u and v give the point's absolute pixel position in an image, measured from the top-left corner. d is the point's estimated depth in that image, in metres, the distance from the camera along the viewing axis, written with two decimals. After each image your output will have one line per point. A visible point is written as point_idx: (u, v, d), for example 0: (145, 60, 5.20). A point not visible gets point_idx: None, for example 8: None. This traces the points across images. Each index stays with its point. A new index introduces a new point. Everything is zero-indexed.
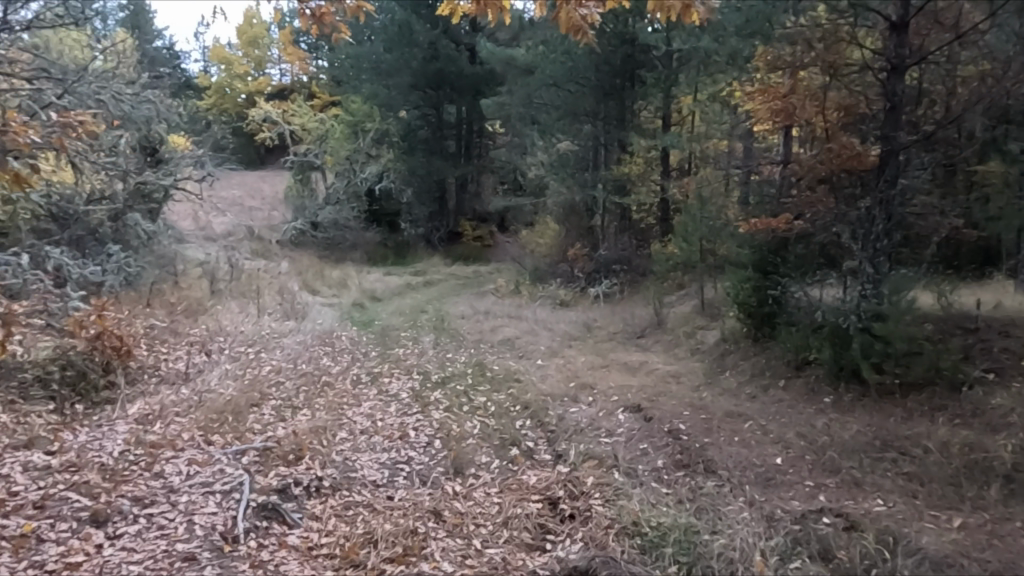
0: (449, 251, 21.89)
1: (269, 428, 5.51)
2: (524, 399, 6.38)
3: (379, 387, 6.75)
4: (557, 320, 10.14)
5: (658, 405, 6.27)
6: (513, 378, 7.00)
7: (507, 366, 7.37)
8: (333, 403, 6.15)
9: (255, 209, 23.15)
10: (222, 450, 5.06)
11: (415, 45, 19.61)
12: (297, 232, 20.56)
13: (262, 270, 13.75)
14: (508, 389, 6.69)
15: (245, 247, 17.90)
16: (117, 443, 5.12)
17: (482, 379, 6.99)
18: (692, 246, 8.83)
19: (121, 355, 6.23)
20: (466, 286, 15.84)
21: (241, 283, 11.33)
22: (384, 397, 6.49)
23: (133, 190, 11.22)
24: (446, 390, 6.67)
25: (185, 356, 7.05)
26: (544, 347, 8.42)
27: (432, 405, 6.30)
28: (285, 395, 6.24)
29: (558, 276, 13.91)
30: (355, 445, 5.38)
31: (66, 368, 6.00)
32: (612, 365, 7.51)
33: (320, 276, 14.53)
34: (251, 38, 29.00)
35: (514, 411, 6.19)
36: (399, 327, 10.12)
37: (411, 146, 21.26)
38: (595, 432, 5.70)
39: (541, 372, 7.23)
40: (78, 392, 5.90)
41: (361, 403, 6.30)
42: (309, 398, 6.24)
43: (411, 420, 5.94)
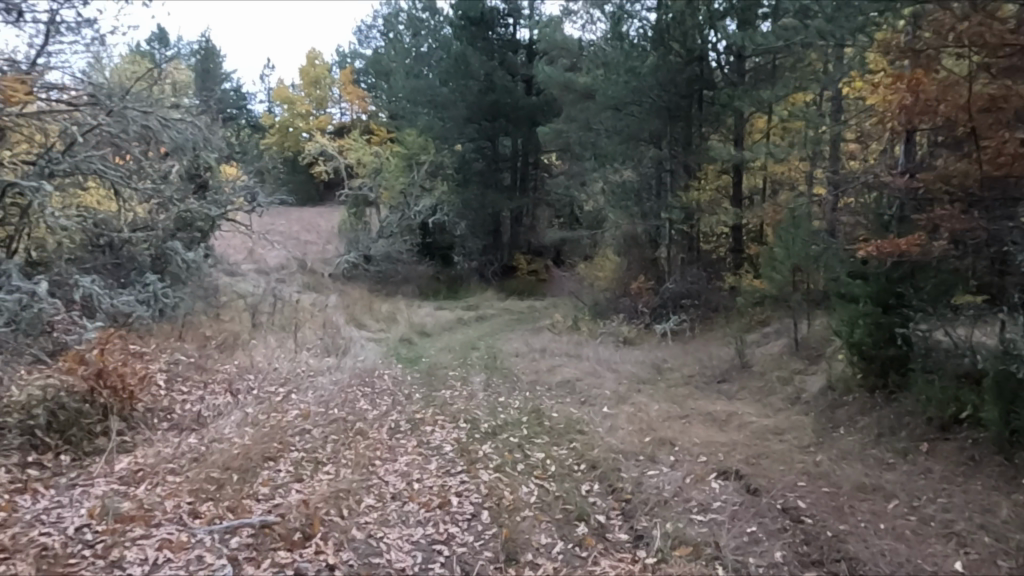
0: (504, 286, 21.12)
1: (277, 493, 4.71)
2: (590, 457, 5.39)
3: (419, 438, 5.85)
4: (623, 360, 9.11)
5: (761, 471, 5.20)
6: (576, 430, 5.97)
7: (568, 416, 6.37)
8: (363, 459, 5.28)
9: (309, 242, 23.05)
10: (206, 528, 4.19)
11: (471, 78, 19.33)
12: (350, 265, 20.18)
13: (308, 303, 13.22)
14: (573, 442, 5.70)
15: (297, 280, 17.60)
16: (78, 515, 4.30)
17: (540, 429, 6.03)
18: (783, 277, 7.67)
19: (122, 399, 5.80)
20: (520, 322, 14.98)
21: (284, 315, 10.75)
22: (425, 450, 5.60)
23: (178, 219, 10.95)
24: (498, 443, 5.73)
25: (194, 406, 6.40)
26: (610, 391, 7.43)
27: (481, 462, 5.36)
28: (306, 448, 5.44)
29: (620, 311, 12.87)
30: (383, 517, 4.46)
31: (58, 412, 5.44)
32: (691, 416, 6.44)
33: (369, 309, 13.93)
34: (313, 78, 29.36)
35: (580, 472, 5.20)
36: (449, 366, 9.29)
37: (465, 177, 20.53)
38: (684, 506, 4.68)
39: (608, 422, 6.21)
40: (68, 441, 5.34)
41: (396, 457, 5.42)
42: (337, 452, 5.41)
43: (454, 483, 5.01)
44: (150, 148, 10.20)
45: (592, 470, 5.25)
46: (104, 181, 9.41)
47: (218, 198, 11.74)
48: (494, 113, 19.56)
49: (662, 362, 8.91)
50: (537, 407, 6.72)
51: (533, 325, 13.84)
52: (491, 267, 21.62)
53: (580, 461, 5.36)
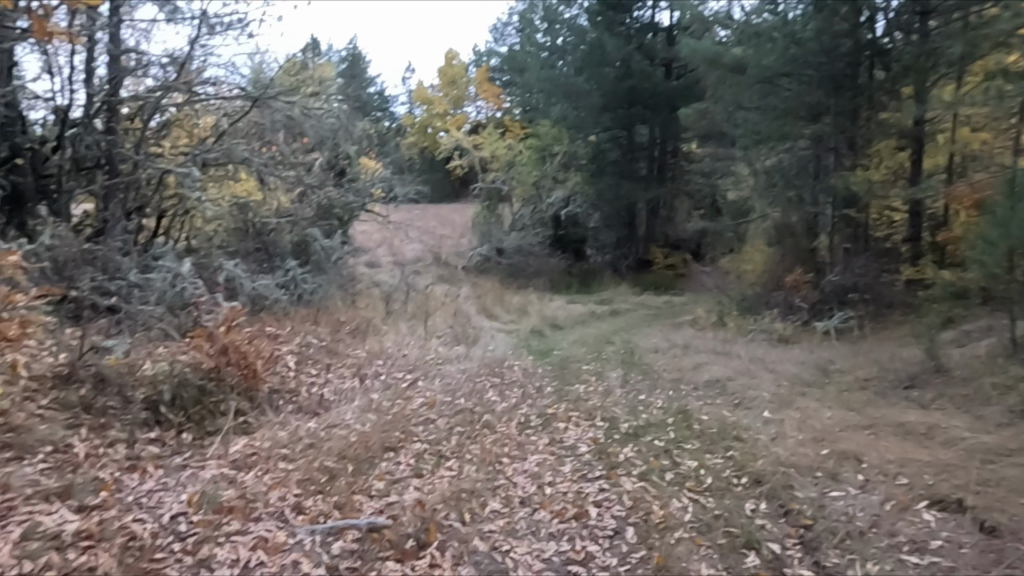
0: (639, 280, 20.14)
1: (392, 490, 4.42)
2: (752, 468, 4.58)
3: (552, 434, 5.31)
4: (781, 358, 8.06)
5: (994, 501, 4.16)
6: (732, 436, 5.13)
7: (721, 419, 5.56)
8: (490, 456, 4.84)
9: (444, 235, 23.38)
10: (308, 528, 3.96)
11: (607, 64, 18.53)
12: (482, 257, 20.16)
13: (442, 293, 13.13)
14: (732, 449, 4.90)
15: (431, 271, 17.79)
16: (177, 502, 4.22)
17: (692, 430, 5.26)
18: (998, 262, 6.31)
19: (248, 377, 5.84)
20: (658, 316, 14.07)
21: (416, 303, 10.69)
22: (559, 450, 5.03)
23: (319, 207, 11.19)
24: (639, 444, 5.05)
25: (318, 393, 6.34)
26: (769, 393, 6.49)
27: (623, 468, 4.70)
28: (429, 441, 5.12)
29: (772, 305, 11.63)
30: (509, 526, 4.03)
31: (182, 386, 5.51)
32: (872, 425, 5.41)
33: (501, 300, 13.64)
34: (450, 77, 29.97)
35: (742, 487, 4.41)
36: (584, 359, 8.70)
37: (600, 167, 19.71)
38: (889, 543, 3.82)
39: (771, 429, 5.32)
40: (193, 419, 5.41)
41: (526, 455, 4.94)
42: (463, 446, 5.03)
43: (588, 488, 4.46)
44: (295, 139, 10.50)
45: (756, 484, 4.45)
46: (250, 169, 9.75)
47: (357, 187, 11.94)
48: (631, 99, 18.65)
49: (828, 363, 7.76)
50: (685, 408, 5.96)
51: (672, 320, 12.92)
52: (626, 260, 20.63)
53: (738, 472, 4.58)
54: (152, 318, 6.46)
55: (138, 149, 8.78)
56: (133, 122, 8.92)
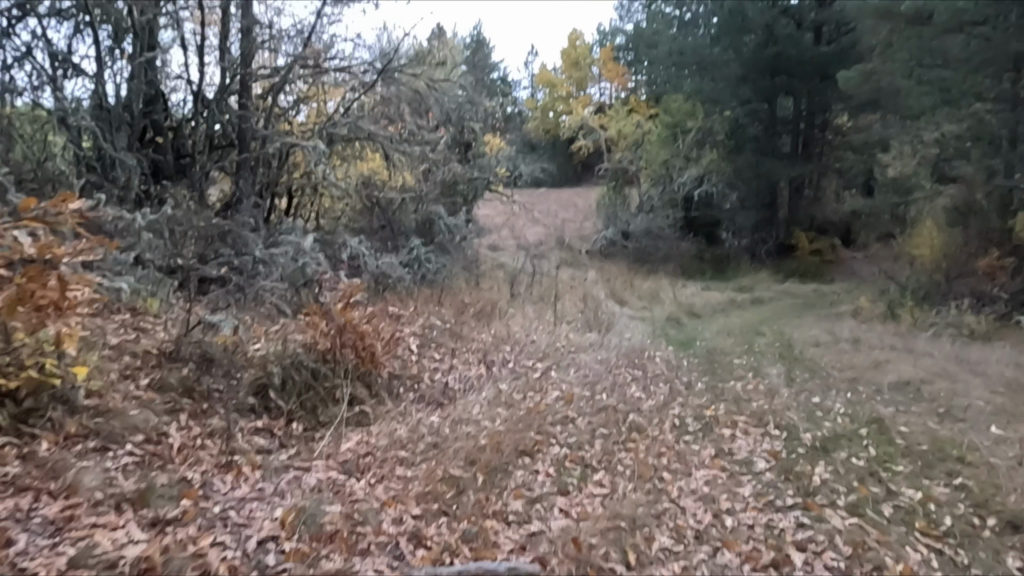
0: (780, 266, 18.29)
1: (532, 516, 3.90)
2: (998, 507, 3.81)
3: (716, 444, 4.63)
4: (983, 357, 6.69)
5: None
6: (955, 458, 4.31)
7: (930, 434, 4.59)
8: (648, 471, 4.29)
9: (567, 219, 22.60)
10: (426, 571, 3.36)
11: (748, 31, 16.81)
12: (608, 241, 19.19)
13: (568, 276, 12.38)
14: (960, 476, 4.11)
15: (555, 255, 17.09)
16: (270, 520, 3.77)
17: (897, 449, 4.43)
18: None
19: (365, 361, 5.48)
20: (808, 306, 12.55)
21: (543, 286, 10.02)
22: (729, 467, 4.35)
23: (444, 185, 10.75)
24: (832, 462, 4.34)
25: (441, 380, 5.86)
26: (987, 401, 5.24)
27: (822, 498, 3.99)
28: (569, 446, 4.62)
29: (958, 295, 9.87)
30: (687, 572, 3.42)
31: (294, 372, 5.21)
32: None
33: (630, 285, 12.69)
34: (574, 61, 29.57)
35: (992, 535, 3.65)
36: (734, 351, 7.65)
37: (739, 143, 18.02)
38: None
39: (1007, 451, 4.35)
40: (304, 408, 5.10)
41: (694, 470, 4.34)
42: (613, 459, 4.46)
43: (782, 520, 3.81)
44: (421, 113, 10.10)
45: (1009, 529, 3.69)
46: (375, 144, 9.47)
47: (482, 163, 11.40)
48: (775, 67, 16.86)
49: None
50: (877, 417, 4.91)
51: (828, 311, 11.39)
52: (765, 245, 18.87)
53: (976, 509, 3.83)
54: (269, 293, 6.27)
55: (268, 126, 8.74)
56: (263, 100, 8.84)
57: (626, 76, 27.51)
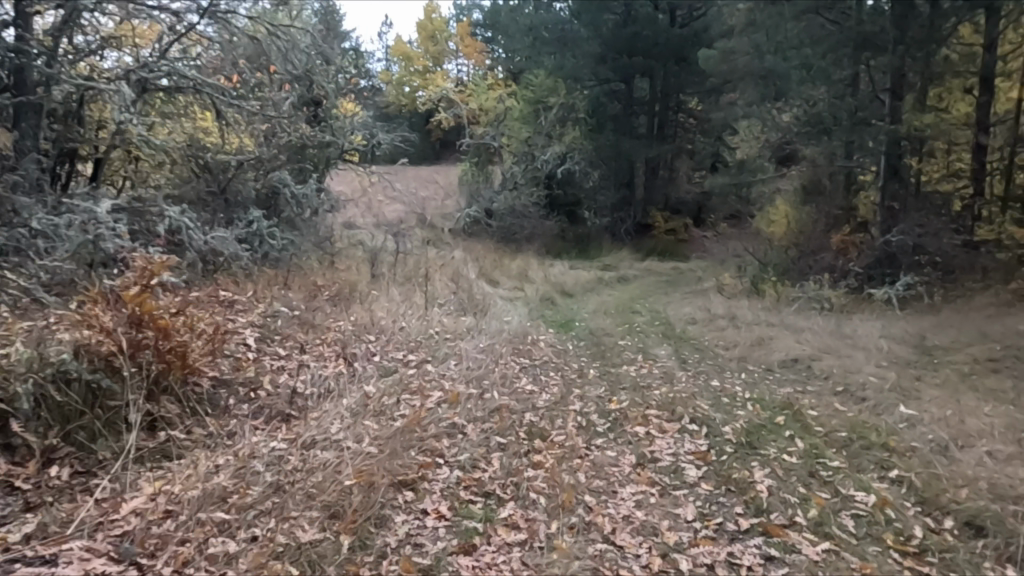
0: (639, 244, 18.47)
1: None
2: (949, 506, 3.54)
3: (639, 447, 4.32)
4: (857, 329, 6.77)
5: None
6: (880, 445, 4.13)
7: (843, 415, 4.51)
8: (570, 498, 3.75)
9: (428, 196, 21.54)
10: None
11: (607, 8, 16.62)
12: (472, 219, 18.34)
13: (433, 255, 11.44)
14: (893, 469, 3.90)
15: (416, 234, 16.05)
16: None
17: (821, 439, 4.25)
18: None
19: (182, 369, 4.50)
20: (672, 283, 12.59)
21: (408, 266, 9.05)
22: (654, 478, 3.99)
23: (290, 149, 9.35)
24: (769, 466, 4.00)
25: (293, 383, 4.90)
26: (877, 376, 5.13)
27: (778, 518, 3.54)
28: (463, 467, 4.07)
29: (814, 270, 10.14)
30: None
31: (60, 390, 4.09)
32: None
33: (500, 264, 12.00)
34: (429, 33, 28.68)
35: (955, 540, 3.34)
36: (615, 331, 7.21)
37: (600, 122, 17.88)
38: None
39: (921, 434, 4.24)
40: (76, 445, 4.03)
41: (619, 488, 3.90)
42: (520, 484, 3.91)
43: (746, 555, 3.28)
44: (259, 64, 8.63)
45: (967, 529, 3.41)
46: (202, 97, 7.90)
47: (329, 126, 10.10)
48: (633, 48, 16.80)
49: (920, 337, 6.45)
50: (787, 401, 4.77)
51: (694, 288, 11.41)
52: (625, 224, 18.96)
53: (928, 509, 3.56)
54: (17, 277, 4.93)
55: (53, 64, 6.87)
56: (46, 36, 7.00)
57: (484, 53, 26.92)
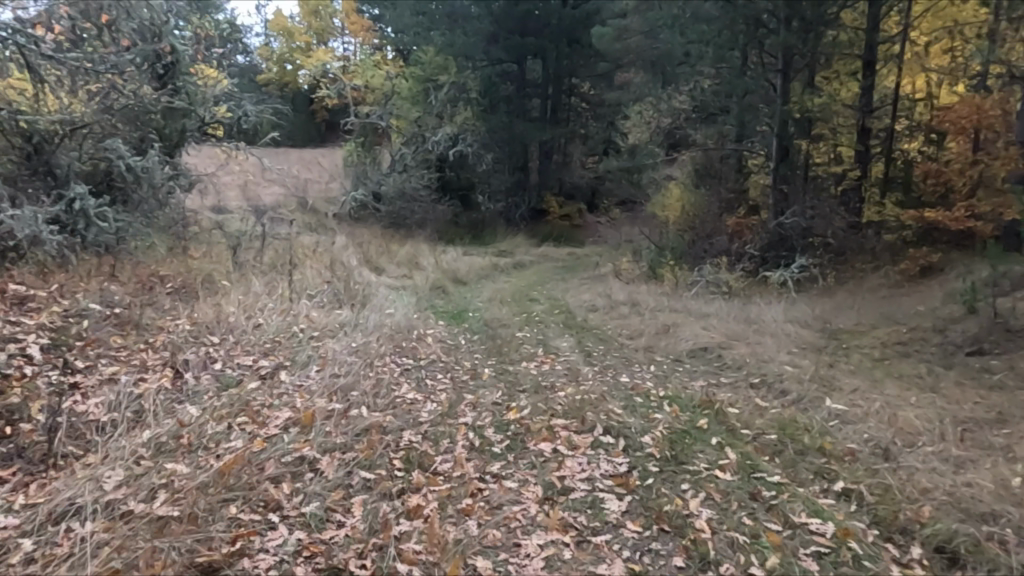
0: (535, 230, 17.94)
1: None
2: (919, 532, 3.06)
3: (548, 470, 3.67)
4: (762, 313, 6.51)
5: None
6: (814, 449, 3.72)
7: (774, 415, 4.10)
8: (456, 567, 2.92)
9: (311, 179, 20.07)
10: None
11: None
12: (358, 204, 16.76)
13: (307, 241, 10.27)
14: (837, 480, 3.46)
15: (296, 219, 14.74)
16: None
17: (747, 443, 3.81)
18: None
19: None
20: (569, 269, 12.16)
21: (278, 250, 7.95)
22: (559, 525, 3.22)
23: (129, 116, 7.90)
24: (703, 491, 3.43)
25: (87, 408, 3.91)
26: (794, 366, 4.79)
27: (728, 567, 2.92)
28: (307, 525, 3.19)
29: (710, 253, 9.96)
30: None
31: None
32: (973, 425, 3.93)
33: (386, 251, 11.00)
34: (313, 9, 25.96)
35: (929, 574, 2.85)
36: (511, 322, 6.54)
37: (493, 102, 17.12)
38: None
39: (860, 436, 3.83)
40: None
41: (523, 539, 3.14)
42: (387, 547, 3.07)
43: None
44: (86, 11, 7.09)
45: (940, 559, 2.93)
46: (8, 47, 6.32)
47: (192, 92, 8.72)
48: (525, 27, 16.17)
49: (824, 319, 6.26)
50: (707, 399, 4.31)
51: (591, 273, 11.01)
52: (519, 209, 18.30)
53: (887, 532, 3.09)
54: None
55: None
56: None
57: (371, 30, 25.41)
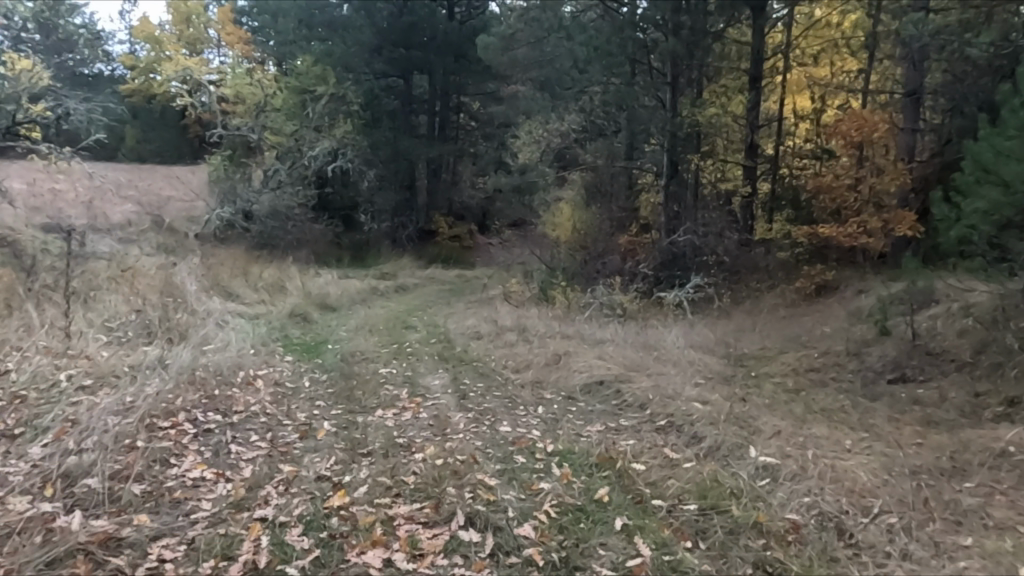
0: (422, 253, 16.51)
1: None
2: None
3: None
4: (661, 337, 5.85)
5: None
6: (749, 526, 2.95)
7: (692, 475, 3.33)
8: None
9: (173, 196, 18.07)
10: None
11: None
12: (225, 222, 14.56)
13: (144, 263, 8.71)
14: None
15: (150, 239, 12.90)
16: None
17: (662, 524, 2.98)
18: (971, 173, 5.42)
19: None
20: (455, 292, 11.22)
21: (93, 273, 6.51)
22: None
23: None
24: None
25: None
26: (704, 403, 4.09)
27: None
28: None
29: (603, 273, 9.32)
30: None
31: None
32: (928, 476, 3.36)
33: (244, 270, 9.59)
34: (183, 15, 24.22)
35: None
36: (375, 355, 5.49)
37: (375, 116, 15.33)
38: None
39: (802, 499, 3.13)
40: None
41: None
42: None
43: None
44: None
45: None
46: None
47: None
48: (410, 41, 14.76)
49: (726, 343, 5.67)
50: (605, 456, 3.49)
51: (478, 296, 10.12)
52: (406, 229, 16.62)
53: None
54: None
55: None
56: None
57: (249, 41, 22.78)
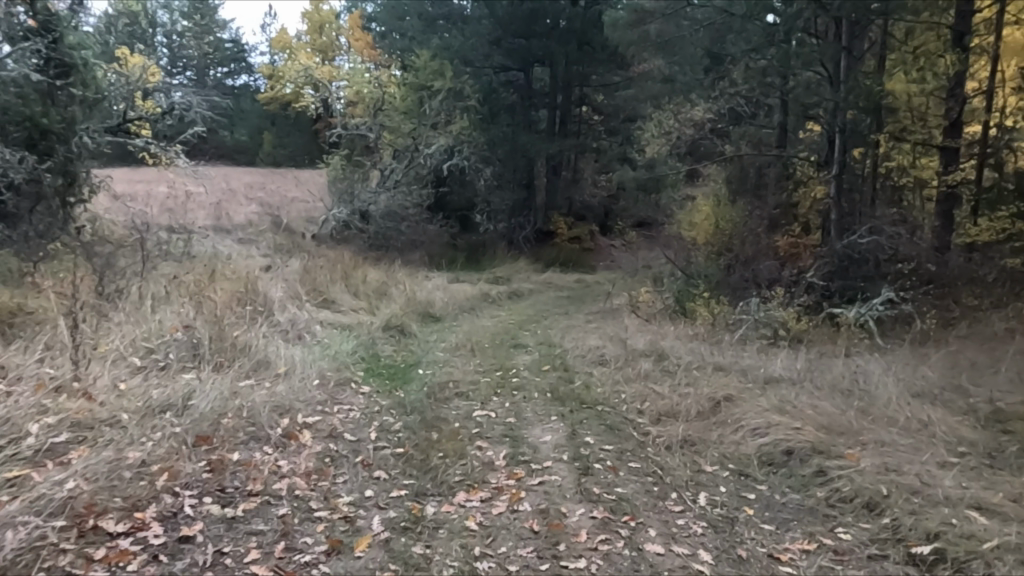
0: (540, 255, 15.12)
1: None
2: None
3: None
4: (861, 378, 4.24)
5: None
6: None
7: None
8: None
9: (297, 196, 18.13)
10: None
11: None
12: (342, 224, 13.99)
13: (244, 264, 8.16)
14: None
15: (266, 240, 12.59)
16: None
17: None
18: None
19: None
20: (575, 300, 9.91)
21: (173, 276, 5.87)
22: None
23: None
24: None
25: None
26: (982, 513, 2.62)
27: None
28: None
29: (755, 282, 7.59)
30: None
31: None
32: None
33: (347, 271, 8.84)
34: (318, 25, 24.82)
35: None
36: (469, 390, 4.28)
37: (493, 111, 13.99)
38: None
39: None
40: None
41: None
42: None
43: None
44: None
45: None
46: None
47: (80, 74, 7.08)
48: (530, 29, 13.29)
49: (963, 395, 3.98)
50: None
51: (601, 307, 8.74)
52: (524, 230, 15.33)
53: None
54: None
55: None
56: None
57: (374, 46, 22.69)
